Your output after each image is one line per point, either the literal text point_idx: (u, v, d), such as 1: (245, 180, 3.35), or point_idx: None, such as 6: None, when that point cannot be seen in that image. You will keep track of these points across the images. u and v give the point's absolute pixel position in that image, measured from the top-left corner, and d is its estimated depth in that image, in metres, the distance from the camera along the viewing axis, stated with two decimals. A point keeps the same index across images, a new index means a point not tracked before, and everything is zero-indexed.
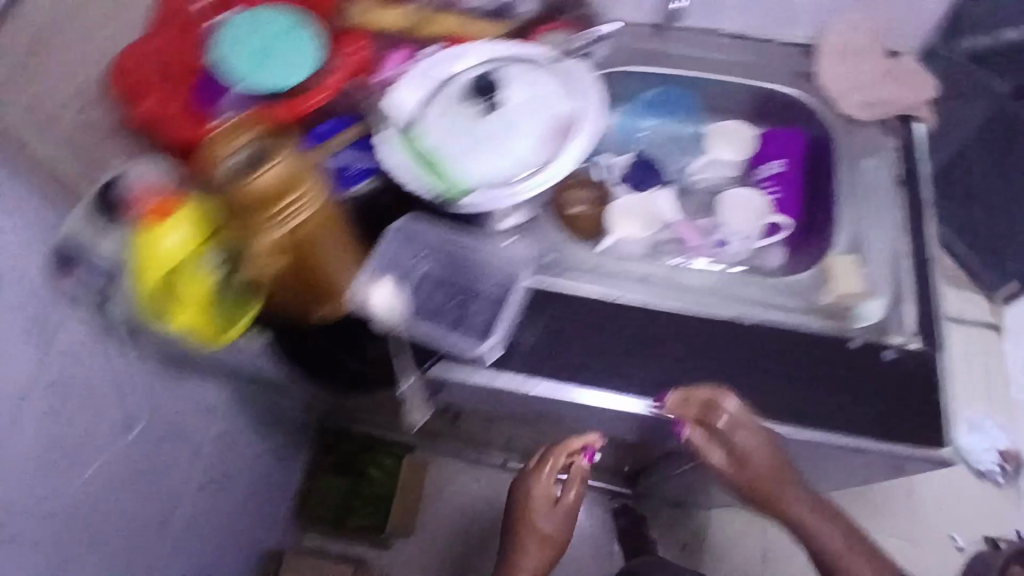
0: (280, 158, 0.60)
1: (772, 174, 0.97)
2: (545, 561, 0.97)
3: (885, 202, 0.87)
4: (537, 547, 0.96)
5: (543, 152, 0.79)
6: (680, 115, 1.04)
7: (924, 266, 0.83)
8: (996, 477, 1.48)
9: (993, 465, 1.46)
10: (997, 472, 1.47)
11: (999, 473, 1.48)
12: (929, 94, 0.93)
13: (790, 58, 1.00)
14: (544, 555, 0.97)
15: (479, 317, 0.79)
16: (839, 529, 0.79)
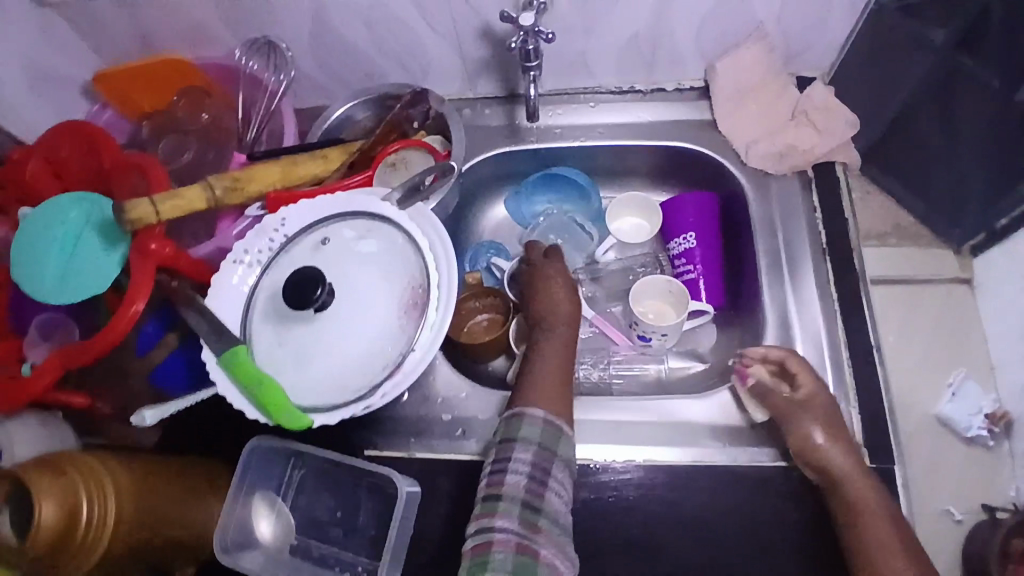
0: (41, 503, 0.50)
1: (684, 250, 0.85)
2: (559, 384, 0.66)
3: (814, 281, 0.77)
4: (547, 363, 0.68)
5: (398, 332, 0.64)
6: (572, 190, 0.90)
7: (865, 358, 0.74)
8: (987, 444, 0.87)
9: (980, 426, 0.87)
10: (987, 434, 0.87)
11: (988, 433, 0.87)
12: (847, 135, 0.81)
13: (686, 107, 0.87)
14: (559, 356, 0.69)
15: (369, 525, 0.70)
16: (890, 520, 0.63)
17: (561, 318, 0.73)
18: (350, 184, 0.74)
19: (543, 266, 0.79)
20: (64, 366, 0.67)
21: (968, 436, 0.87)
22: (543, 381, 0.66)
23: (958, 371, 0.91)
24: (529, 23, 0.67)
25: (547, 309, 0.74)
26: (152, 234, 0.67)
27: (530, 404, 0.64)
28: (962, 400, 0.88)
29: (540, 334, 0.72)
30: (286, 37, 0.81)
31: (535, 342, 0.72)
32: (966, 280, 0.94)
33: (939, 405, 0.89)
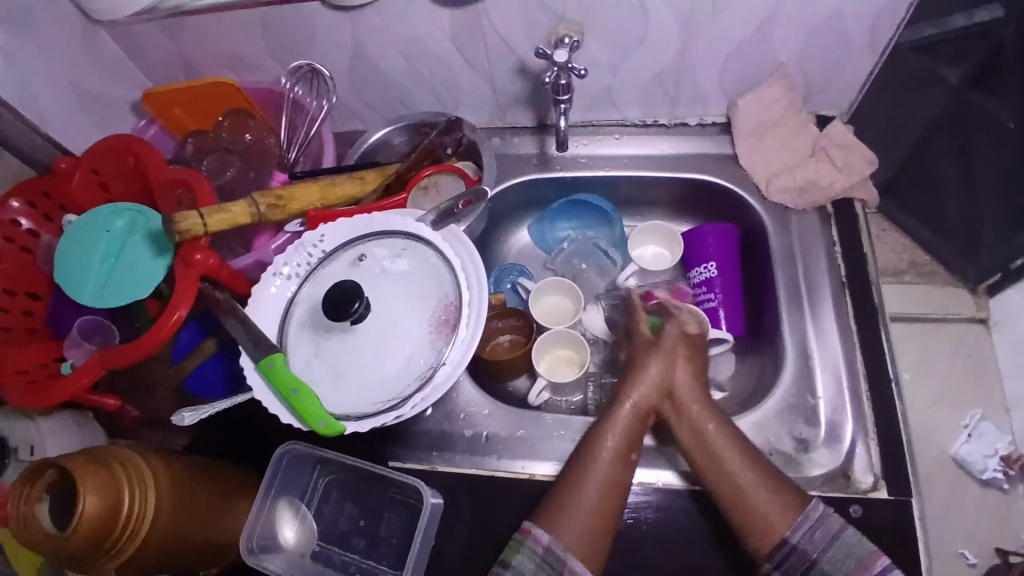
0: (87, 494, 0.51)
1: (703, 279, 0.86)
2: (602, 515, 0.64)
3: (833, 314, 0.79)
4: (598, 484, 0.66)
5: (429, 347, 0.66)
6: (594, 217, 0.92)
7: (883, 390, 0.75)
8: (1002, 486, 0.90)
9: (994, 469, 0.89)
10: (1002, 478, 0.89)
11: (1004, 477, 0.89)
12: (865, 173, 0.84)
13: (708, 142, 0.90)
14: (619, 483, 0.67)
15: (392, 534, 0.71)
16: (727, 432, 0.69)
17: (636, 448, 0.70)
18: (387, 203, 0.77)
19: (661, 381, 0.73)
20: (104, 368, 0.69)
21: (984, 478, 0.90)
22: (586, 511, 0.64)
23: (975, 412, 0.93)
24: (563, 60, 0.72)
25: (631, 419, 0.71)
26: (197, 245, 0.70)
27: (564, 552, 0.62)
28: (978, 442, 0.91)
29: (605, 447, 0.69)
30: (329, 66, 0.85)
31: (601, 451, 0.69)
32: (982, 320, 0.97)
33: (955, 446, 0.92)
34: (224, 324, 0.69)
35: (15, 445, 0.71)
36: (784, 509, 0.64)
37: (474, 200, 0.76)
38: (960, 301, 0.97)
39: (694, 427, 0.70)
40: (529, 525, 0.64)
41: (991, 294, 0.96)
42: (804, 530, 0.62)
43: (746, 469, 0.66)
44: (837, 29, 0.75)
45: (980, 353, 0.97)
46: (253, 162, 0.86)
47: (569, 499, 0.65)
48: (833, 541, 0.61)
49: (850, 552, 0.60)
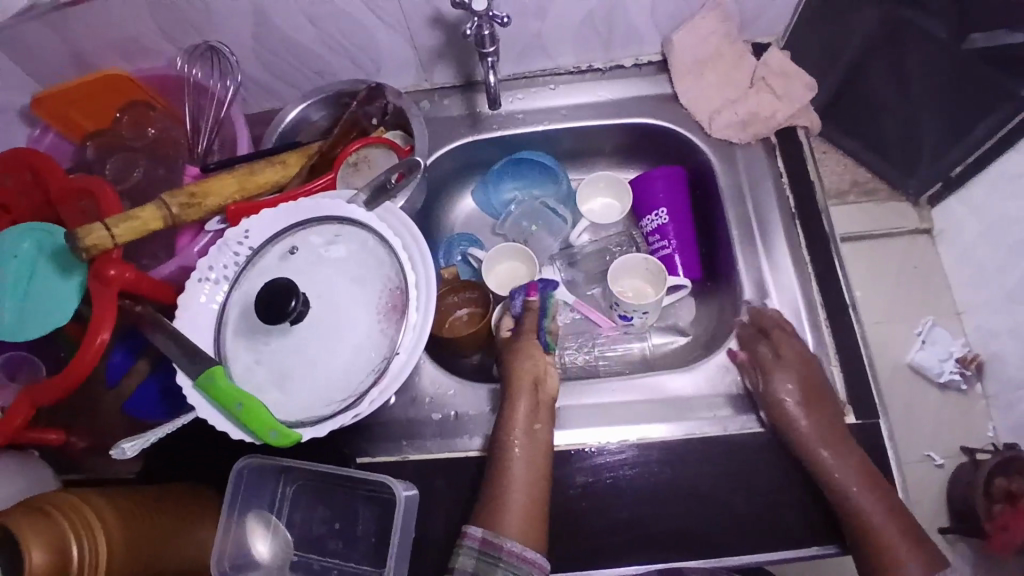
0: (35, 549, 0.47)
1: (657, 226, 0.84)
2: (528, 501, 0.63)
3: (787, 247, 0.78)
4: (520, 478, 0.64)
5: (379, 336, 0.62)
6: (539, 175, 0.89)
7: (840, 315, 0.75)
8: (960, 386, 0.91)
9: (951, 371, 0.91)
10: (959, 378, 0.91)
11: (961, 377, 0.91)
12: (806, 99, 0.82)
13: (646, 82, 0.86)
14: (538, 465, 0.66)
15: (369, 531, 0.68)
16: (857, 460, 0.66)
17: (541, 416, 0.69)
18: (312, 187, 0.71)
19: (534, 352, 0.73)
20: (33, 406, 0.64)
21: (942, 382, 0.91)
22: (515, 505, 0.63)
23: (927, 320, 0.94)
24: (482, 8, 0.66)
25: (528, 405, 0.69)
26: (109, 258, 0.63)
27: (503, 541, 0.60)
28: (931, 348, 0.92)
29: (509, 432, 0.67)
30: (228, 41, 0.77)
31: (509, 436, 0.67)
32: (927, 230, 0.97)
33: (910, 354, 0.93)
34: (153, 339, 0.63)
35: None
36: (925, 573, 0.60)
37: (408, 173, 0.72)
38: (903, 214, 0.97)
39: (808, 444, 0.67)
40: (464, 527, 0.62)
41: (932, 204, 0.96)
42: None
43: (868, 497, 0.64)
44: None
45: (926, 261, 0.97)
46: (159, 155, 0.77)
47: (497, 495, 0.63)
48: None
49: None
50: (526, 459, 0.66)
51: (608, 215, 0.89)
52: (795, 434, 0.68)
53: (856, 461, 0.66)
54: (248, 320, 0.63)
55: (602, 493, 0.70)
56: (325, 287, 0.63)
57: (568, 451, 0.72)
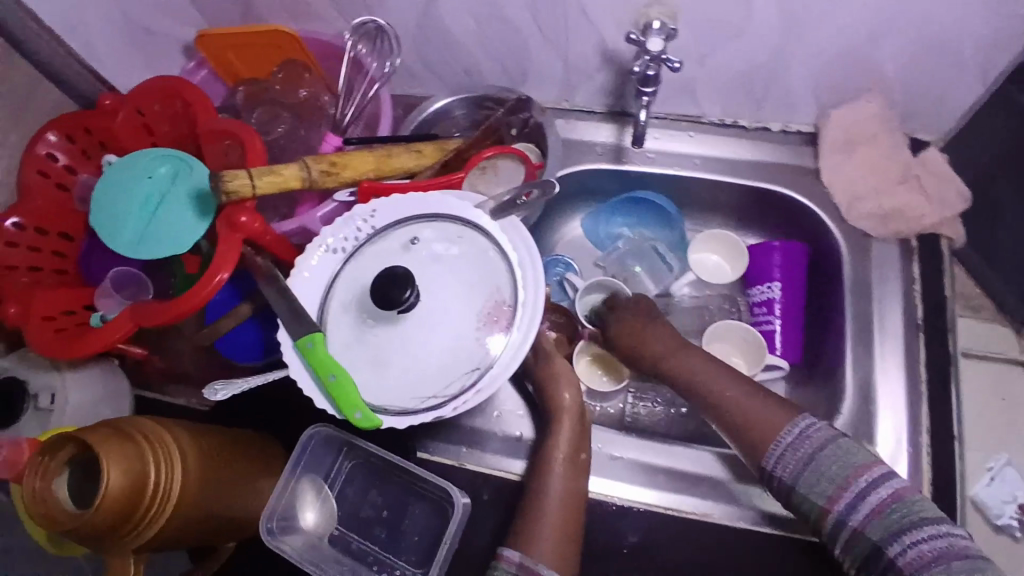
0: (111, 468, 0.48)
1: (765, 299, 0.81)
2: (563, 527, 0.61)
3: (902, 357, 0.74)
4: (558, 507, 0.63)
5: (477, 346, 0.62)
6: (654, 216, 0.87)
7: (944, 444, 0.71)
8: (1013, 533, 0.86)
9: (1010, 516, 0.85)
10: (1016, 525, 0.86)
11: (1017, 524, 0.85)
12: (957, 209, 0.77)
13: (789, 151, 0.83)
14: (570, 508, 0.63)
15: (413, 531, 0.68)
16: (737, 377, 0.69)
17: (585, 447, 0.67)
18: (443, 182, 0.72)
19: (571, 377, 0.70)
20: (135, 326, 0.65)
21: (997, 524, 0.86)
22: (548, 530, 0.61)
23: (1000, 456, 0.88)
24: (657, 48, 0.66)
25: (572, 434, 0.67)
26: (243, 206, 0.66)
27: (540, 564, 0.58)
28: (998, 486, 0.87)
29: (553, 458, 0.65)
30: (394, 23, 0.79)
31: (548, 466, 0.65)
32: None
33: (975, 488, 0.88)
34: (264, 292, 0.65)
35: (35, 392, 0.68)
36: (783, 412, 0.63)
37: (539, 191, 0.70)
38: (1003, 340, 0.93)
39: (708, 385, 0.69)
40: (501, 549, 0.61)
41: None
42: (776, 457, 0.61)
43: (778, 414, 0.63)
44: (955, 50, 0.68)
45: (1014, 397, 0.91)
46: (307, 120, 0.82)
47: (534, 519, 0.62)
48: (808, 462, 0.58)
49: (843, 465, 0.57)
50: (569, 487, 0.64)
51: (715, 275, 0.86)
52: (676, 368, 0.73)
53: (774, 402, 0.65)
54: (360, 299, 0.64)
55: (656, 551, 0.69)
56: (426, 258, 0.65)
57: (623, 504, 0.71)
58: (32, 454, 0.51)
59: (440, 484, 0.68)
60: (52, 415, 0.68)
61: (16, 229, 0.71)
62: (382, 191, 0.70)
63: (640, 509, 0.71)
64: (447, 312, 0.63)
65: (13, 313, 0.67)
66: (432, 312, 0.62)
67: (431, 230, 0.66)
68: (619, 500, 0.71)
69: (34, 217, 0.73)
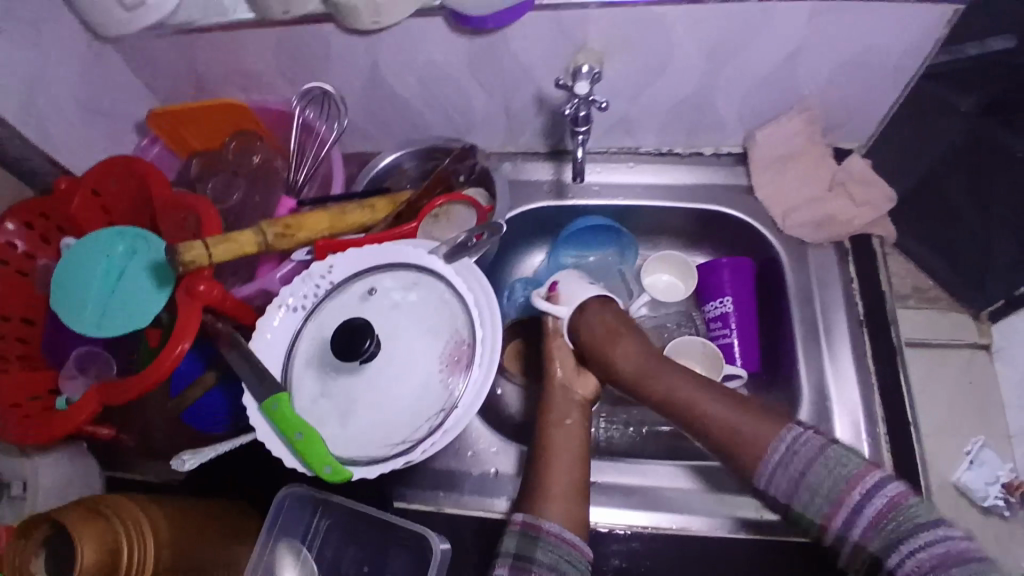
0: (84, 551, 0.49)
1: (720, 314, 0.85)
2: (573, 490, 0.66)
3: (851, 354, 0.78)
4: (563, 469, 0.68)
5: (441, 389, 0.63)
6: (602, 240, 0.90)
7: (901, 432, 0.74)
8: (1003, 513, 0.89)
9: (996, 496, 0.88)
10: (1003, 505, 0.89)
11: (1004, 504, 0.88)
12: (885, 210, 0.82)
13: (724, 172, 0.88)
14: (576, 466, 0.68)
15: None
16: (721, 394, 0.67)
17: (574, 414, 0.73)
18: (397, 232, 0.75)
19: (565, 355, 0.77)
20: (101, 403, 0.66)
21: (985, 506, 0.89)
22: (557, 489, 0.66)
23: (977, 439, 0.92)
24: (584, 91, 0.72)
25: (562, 400, 0.74)
26: (202, 275, 0.67)
27: (541, 522, 0.63)
28: (979, 469, 0.90)
29: (552, 423, 0.72)
30: (341, 88, 0.83)
31: (545, 431, 0.71)
32: (985, 346, 0.97)
33: (956, 474, 0.91)
34: (228, 358, 0.66)
35: (7, 480, 0.67)
36: (770, 428, 0.62)
37: (487, 235, 0.74)
38: (956, 324, 0.97)
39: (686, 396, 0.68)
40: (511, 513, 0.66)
41: (993, 320, 0.96)
42: (769, 473, 0.61)
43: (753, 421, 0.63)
44: (863, 66, 0.74)
45: (982, 380, 0.96)
46: (262, 184, 0.85)
47: (541, 484, 0.66)
48: (800, 479, 0.59)
49: (834, 477, 0.58)
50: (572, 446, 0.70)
51: (670, 293, 0.90)
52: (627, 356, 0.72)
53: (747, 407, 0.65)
54: (323, 354, 0.65)
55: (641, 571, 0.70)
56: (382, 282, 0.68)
57: (603, 529, 0.72)
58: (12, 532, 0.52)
59: (419, 531, 0.68)
60: (26, 501, 0.68)
61: None
62: (338, 248, 0.73)
63: (620, 532, 0.72)
64: (426, 335, 0.65)
65: None
66: (409, 335, 0.65)
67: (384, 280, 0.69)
68: (600, 525, 0.72)
69: None
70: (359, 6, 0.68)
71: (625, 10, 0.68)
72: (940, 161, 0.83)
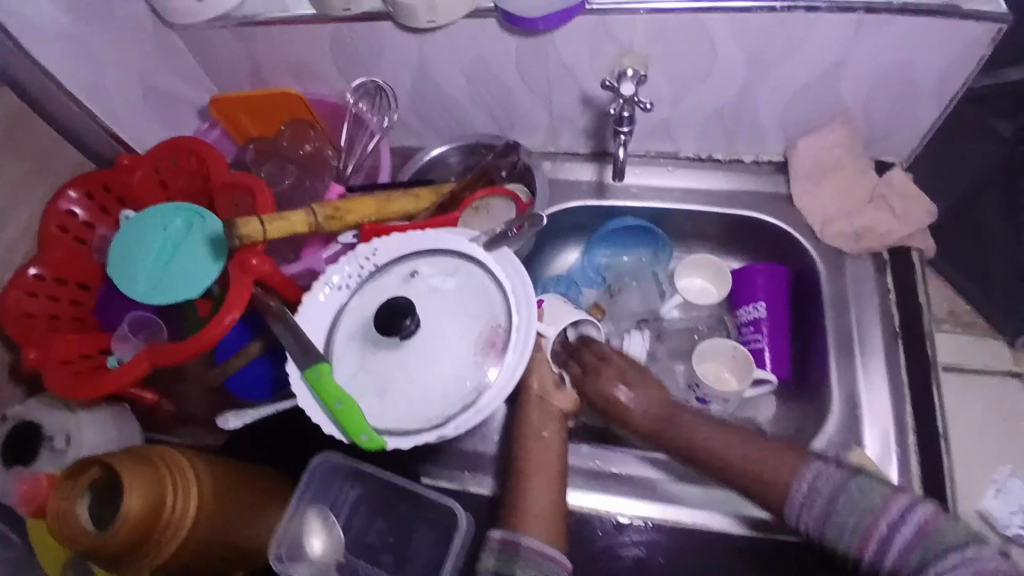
0: (133, 497, 0.52)
1: (751, 319, 0.85)
2: (553, 508, 0.66)
3: (883, 365, 0.78)
4: (540, 483, 0.68)
5: (474, 369, 0.65)
6: (636, 241, 0.92)
7: (933, 447, 0.73)
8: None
9: (1020, 527, 0.86)
10: None
11: None
12: (924, 223, 0.82)
13: (762, 180, 0.89)
14: (555, 481, 0.68)
15: (421, 555, 0.70)
16: (708, 421, 0.71)
17: (548, 425, 0.73)
18: (439, 221, 0.78)
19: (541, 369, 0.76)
20: (151, 364, 0.69)
21: (1008, 536, 0.87)
22: (537, 506, 0.66)
23: (1005, 468, 0.91)
24: (630, 92, 0.75)
25: (537, 415, 0.74)
26: (254, 250, 0.70)
27: (519, 536, 0.62)
28: (1004, 497, 0.88)
29: (538, 434, 0.72)
30: (392, 83, 0.86)
31: (523, 443, 0.72)
32: (1019, 374, 0.96)
33: (983, 502, 0.89)
34: (274, 329, 0.69)
35: (50, 434, 0.72)
36: (780, 466, 0.64)
37: (528, 225, 0.75)
38: (993, 353, 0.98)
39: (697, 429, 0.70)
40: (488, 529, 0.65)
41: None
42: (796, 510, 0.61)
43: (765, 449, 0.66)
44: (906, 79, 0.74)
45: (1012, 408, 0.94)
46: (311, 171, 0.89)
47: (521, 500, 0.66)
48: (828, 513, 0.59)
49: (858, 509, 0.58)
50: (551, 455, 0.70)
51: (703, 297, 0.90)
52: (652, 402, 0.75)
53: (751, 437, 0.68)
54: (365, 329, 0.68)
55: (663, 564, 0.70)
56: (416, 264, 0.71)
57: (624, 521, 0.73)
58: (63, 473, 0.56)
59: (449, 506, 0.70)
60: (68, 454, 0.72)
61: (38, 279, 0.77)
62: (382, 233, 0.76)
63: (643, 524, 0.72)
64: (432, 332, 0.67)
65: (33, 357, 0.72)
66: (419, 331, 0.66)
67: (423, 262, 0.71)
68: (622, 516, 0.73)
69: (52, 267, 0.78)
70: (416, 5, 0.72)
71: (670, 17, 0.71)
72: (978, 180, 0.90)
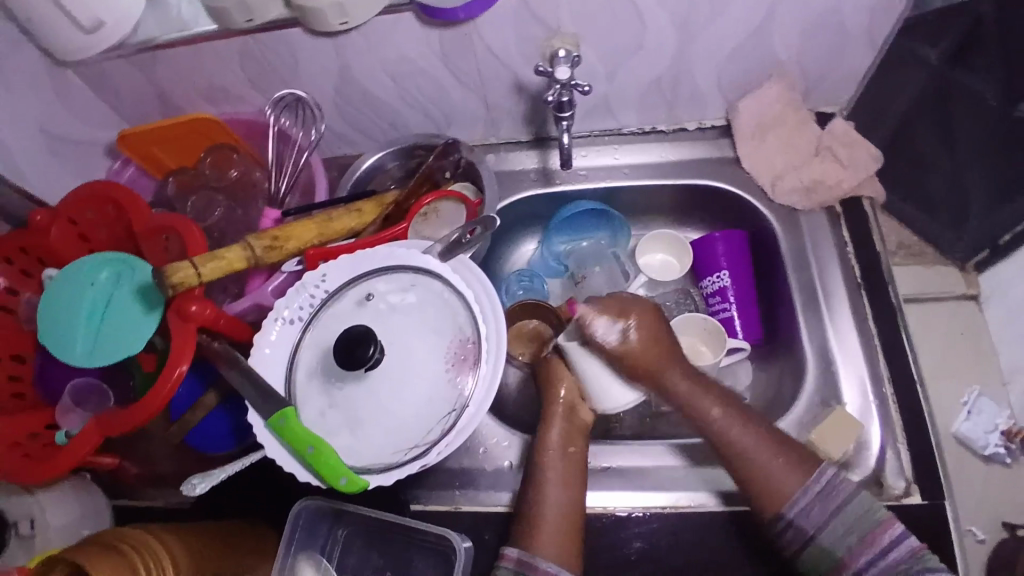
0: None
1: (717, 288, 0.85)
2: (564, 519, 0.64)
3: (850, 315, 0.78)
4: (557, 487, 0.67)
5: (448, 386, 0.63)
6: (593, 222, 0.90)
7: (908, 390, 0.75)
8: (1004, 461, 0.89)
9: (996, 444, 0.89)
10: (1004, 452, 0.89)
11: (1005, 450, 0.89)
12: (872, 169, 0.82)
13: (709, 146, 0.88)
14: (571, 485, 0.67)
15: None
16: (721, 402, 0.70)
17: (576, 440, 0.70)
18: (387, 234, 0.74)
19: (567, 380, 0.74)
20: (102, 436, 0.64)
21: (986, 455, 0.89)
22: (549, 514, 0.65)
23: (972, 389, 0.93)
24: (565, 76, 0.70)
25: (563, 428, 0.71)
26: (192, 295, 0.65)
27: (536, 560, 0.61)
28: (978, 418, 0.90)
29: (547, 451, 0.69)
30: (314, 92, 0.81)
31: (543, 458, 0.69)
32: (974, 296, 0.97)
33: (956, 424, 0.91)
34: (228, 377, 0.65)
35: (14, 520, 0.66)
36: (795, 472, 0.63)
37: (480, 228, 0.72)
38: (949, 278, 0.98)
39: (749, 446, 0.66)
40: (503, 548, 0.64)
41: (980, 270, 0.96)
42: (799, 507, 0.61)
43: (778, 463, 0.64)
44: (839, 28, 0.74)
45: (972, 330, 0.96)
46: (243, 199, 0.83)
47: (534, 516, 0.65)
48: (834, 513, 0.60)
49: (866, 515, 0.59)
50: (566, 462, 0.68)
51: (666, 272, 0.89)
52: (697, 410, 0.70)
53: (789, 451, 0.65)
54: (328, 366, 0.64)
55: (668, 549, 0.70)
56: (372, 281, 0.68)
57: (623, 514, 0.72)
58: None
59: (444, 536, 0.67)
60: (36, 539, 0.66)
61: None
62: (328, 256, 0.71)
63: (642, 514, 0.72)
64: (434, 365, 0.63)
65: None
66: (413, 361, 0.63)
67: (378, 279, 0.68)
68: (620, 509, 0.72)
69: None
70: (327, 7, 0.66)
71: None
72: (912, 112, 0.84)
